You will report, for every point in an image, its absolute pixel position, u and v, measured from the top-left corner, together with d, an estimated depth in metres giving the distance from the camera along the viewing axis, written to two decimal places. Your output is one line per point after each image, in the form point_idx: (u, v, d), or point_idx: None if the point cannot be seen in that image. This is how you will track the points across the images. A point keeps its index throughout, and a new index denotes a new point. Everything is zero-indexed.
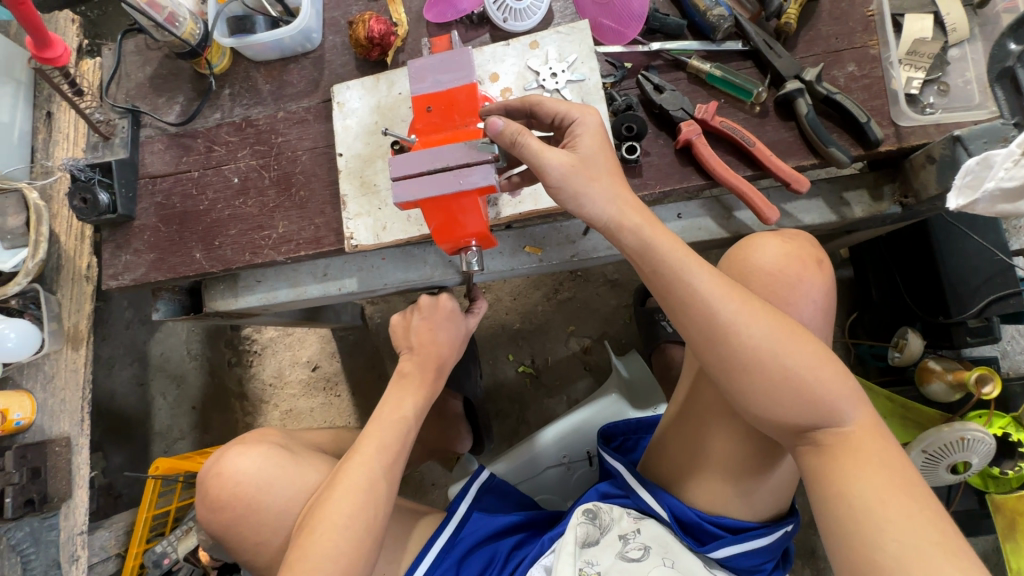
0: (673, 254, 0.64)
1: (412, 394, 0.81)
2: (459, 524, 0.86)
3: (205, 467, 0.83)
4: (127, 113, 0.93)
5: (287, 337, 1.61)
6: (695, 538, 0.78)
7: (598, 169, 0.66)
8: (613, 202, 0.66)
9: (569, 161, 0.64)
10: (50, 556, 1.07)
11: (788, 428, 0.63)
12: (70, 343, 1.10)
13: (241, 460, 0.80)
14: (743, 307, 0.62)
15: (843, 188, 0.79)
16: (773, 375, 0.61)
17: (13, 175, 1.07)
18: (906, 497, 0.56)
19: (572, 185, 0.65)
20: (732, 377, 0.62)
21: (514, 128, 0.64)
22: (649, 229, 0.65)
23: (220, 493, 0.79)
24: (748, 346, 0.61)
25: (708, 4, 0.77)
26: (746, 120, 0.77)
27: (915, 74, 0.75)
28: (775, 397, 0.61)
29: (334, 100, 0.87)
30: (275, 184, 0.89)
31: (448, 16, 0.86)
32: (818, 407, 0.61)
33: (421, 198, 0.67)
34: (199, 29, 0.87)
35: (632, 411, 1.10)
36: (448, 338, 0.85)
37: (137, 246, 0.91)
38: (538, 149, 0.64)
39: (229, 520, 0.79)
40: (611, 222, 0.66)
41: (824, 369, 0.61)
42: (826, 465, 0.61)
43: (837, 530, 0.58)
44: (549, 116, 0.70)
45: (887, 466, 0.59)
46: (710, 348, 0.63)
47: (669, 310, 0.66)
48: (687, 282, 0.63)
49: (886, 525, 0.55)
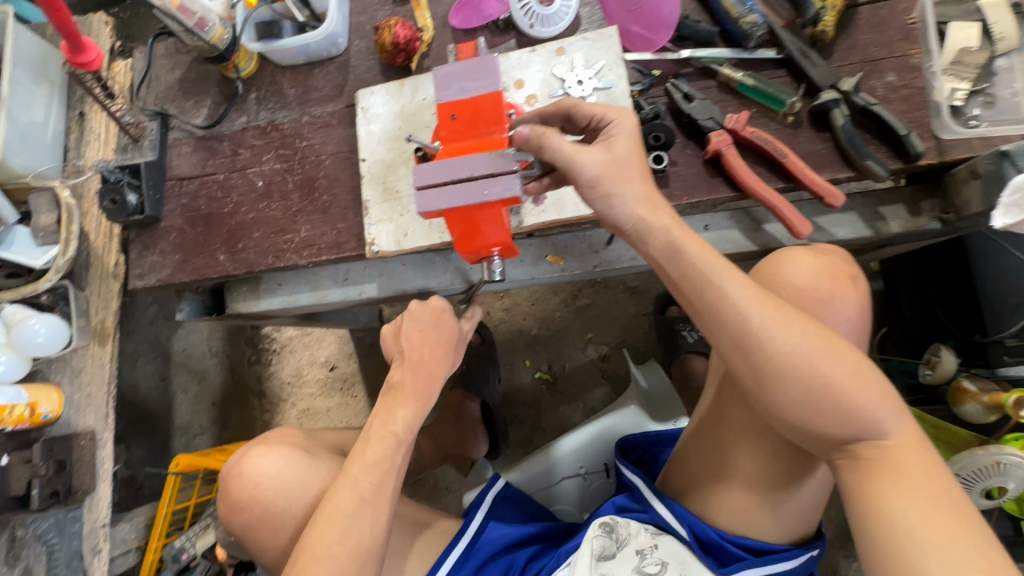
0: (704, 261, 0.62)
1: (401, 408, 0.74)
2: (476, 535, 0.85)
3: (228, 465, 0.84)
4: (157, 116, 0.95)
5: (306, 337, 1.63)
6: (716, 559, 0.75)
7: (630, 170, 0.64)
8: (645, 203, 0.64)
9: (603, 161, 0.64)
10: (73, 548, 1.09)
11: (823, 440, 0.60)
12: (97, 339, 1.13)
13: (262, 461, 0.80)
14: (777, 314, 0.60)
15: (879, 202, 0.76)
16: (809, 385, 0.59)
17: (46, 174, 1.10)
18: (948, 518, 0.54)
19: (603, 188, 0.64)
20: (765, 386, 0.60)
21: (540, 132, 0.64)
22: (679, 231, 0.63)
23: (240, 493, 0.80)
24: (783, 354, 0.59)
25: (741, 11, 0.75)
26: (777, 130, 0.75)
27: (959, 84, 0.72)
28: (810, 406, 0.59)
29: (358, 105, 0.86)
30: (299, 188, 0.89)
31: (474, 21, 0.85)
32: (855, 420, 0.58)
33: (443, 208, 0.65)
34: (227, 34, 0.88)
35: (652, 424, 1.08)
36: (432, 349, 0.77)
37: (163, 247, 0.93)
38: (570, 151, 0.63)
39: (249, 521, 0.80)
40: (640, 224, 0.64)
41: (864, 379, 0.59)
42: (862, 481, 0.59)
43: (874, 551, 0.56)
44: (585, 119, 0.69)
45: (927, 485, 0.56)
46: (742, 355, 0.61)
47: (698, 316, 0.63)
48: (720, 288, 0.61)
49: (928, 547, 0.53)
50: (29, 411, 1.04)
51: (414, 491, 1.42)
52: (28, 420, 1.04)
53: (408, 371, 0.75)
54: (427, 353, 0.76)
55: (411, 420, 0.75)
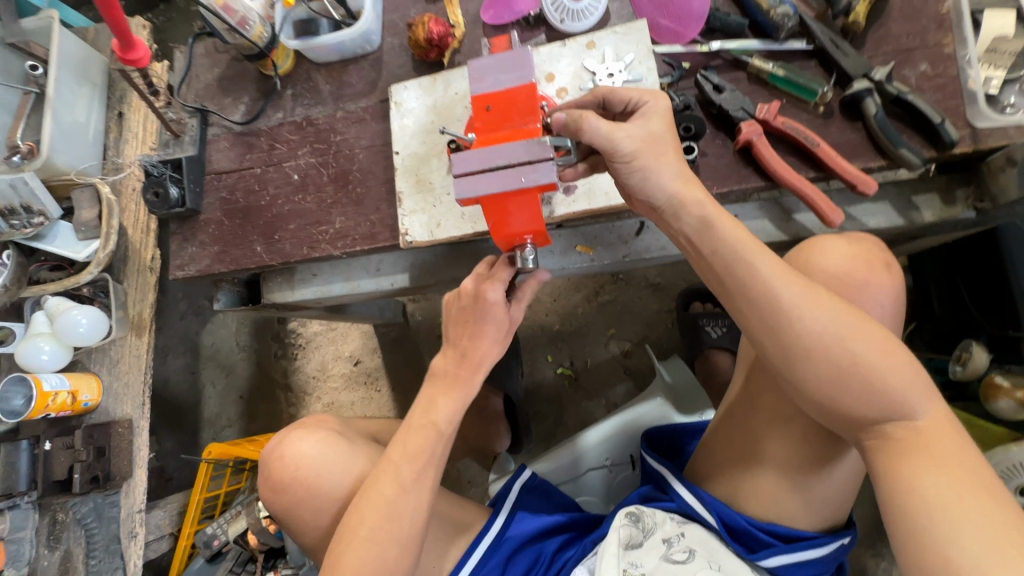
0: (735, 239, 0.63)
1: (443, 400, 0.74)
2: (505, 524, 0.86)
3: (268, 448, 0.86)
4: (197, 112, 0.98)
5: (331, 332, 1.65)
6: (744, 545, 0.76)
7: (665, 145, 0.66)
8: (679, 177, 0.65)
9: (639, 136, 0.65)
10: (111, 532, 1.13)
11: (852, 420, 0.61)
12: (134, 330, 1.16)
13: (303, 444, 0.83)
14: (807, 293, 0.61)
15: (913, 192, 0.76)
16: (839, 364, 0.59)
17: (88, 171, 1.14)
18: (977, 498, 0.54)
19: (642, 163, 0.65)
20: (794, 364, 0.61)
21: (576, 116, 0.66)
22: (712, 208, 0.64)
23: (281, 475, 0.82)
24: (812, 332, 0.59)
25: (771, 3, 0.76)
26: (809, 120, 0.76)
27: (994, 73, 0.72)
28: (840, 385, 0.59)
29: (391, 100, 0.89)
30: (334, 181, 0.92)
31: (505, 17, 0.87)
32: (887, 399, 0.59)
33: (481, 194, 0.67)
34: (267, 32, 0.91)
35: (678, 416, 1.08)
36: (479, 339, 0.74)
37: (202, 239, 0.96)
38: (608, 131, 0.64)
39: (290, 502, 0.82)
40: (674, 199, 0.65)
41: (894, 359, 0.59)
42: (891, 459, 0.59)
43: (901, 527, 0.57)
44: (620, 104, 0.71)
45: (958, 466, 0.56)
46: (772, 333, 0.61)
47: (727, 295, 0.64)
48: (751, 266, 0.62)
49: (954, 524, 0.53)
50: (72, 398, 1.08)
51: None
52: (69, 408, 1.08)
53: (453, 362, 0.75)
54: (475, 345, 0.74)
55: (455, 414, 0.74)
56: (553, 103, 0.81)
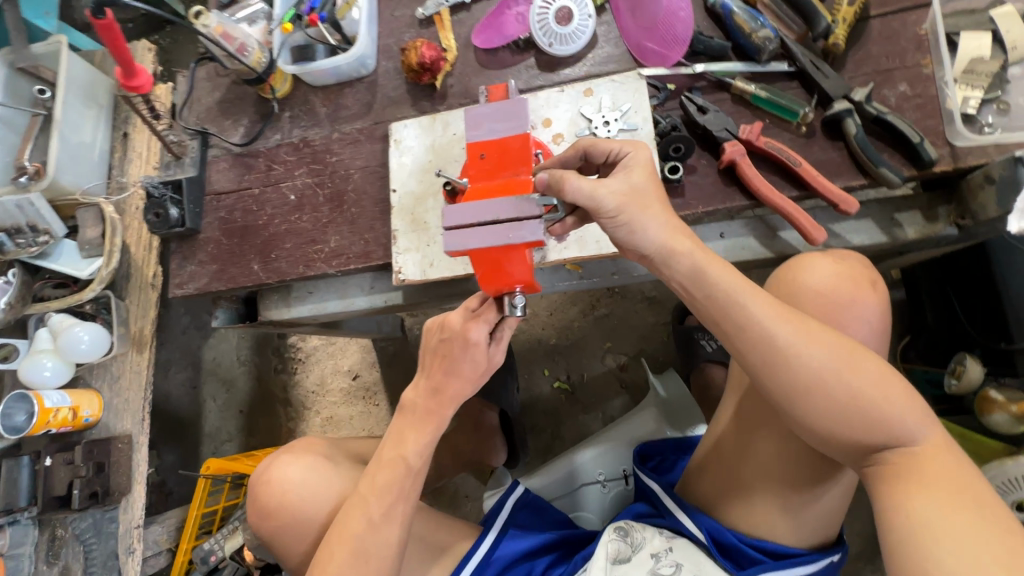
0: (727, 280, 0.64)
1: (413, 435, 0.74)
2: (492, 546, 0.86)
3: (256, 471, 0.87)
4: (198, 134, 1.01)
5: (330, 346, 1.67)
6: (733, 562, 0.76)
7: (649, 198, 0.66)
8: (665, 229, 0.66)
9: (621, 191, 0.65)
10: (109, 547, 1.13)
11: (852, 449, 0.62)
12: (135, 346, 1.18)
13: (288, 470, 0.84)
14: (801, 330, 0.62)
15: (895, 209, 0.77)
16: (834, 397, 0.60)
17: (92, 191, 1.16)
18: (972, 518, 0.54)
19: (625, 216, 0.65)
20: (793, 400, 0.62)
21: (558, 175, 0.65)
22: (703, 255, 0.65)
23: (267, 500, 0.83)
24: (808, 368, 0.61)
25: (753, 26, 0.78)
26: (792, 140, 0.77)
27: (972, 93, 0.74)
28: (839, 418, 0.61)
29: (391, 137, 0.91)
30: (329, 202, 0.94)
31: (496, 42, 0.90)
32: (884, 427, 0.60)
33: (470, 248, 0.68)
34: (265, 58, 0.94)
35: (670, 431, 1.09)
36: (448, 376, 0.74)
37: (201, 258, 0.98)
38: (591, 189, 0.64)
39: (275, 528, 0.83)
40: (663, 249, 0.66)
41: (889, 388, 0.60)
42: (887, 484, 0.60)
43: (899, 550, 0.57)
44: (602, 155, 0.72)
45: (951, 487, 0.57)
46: (770, 371, 0.62)
47: (722, 334, 0.65)
48: (742, 305, 0.63)
49: (950, 544, 0.54)
50: (72, 414, 1.09)
51: (434, 499, 1.44)
52: (70, 424, 1.09)
53: (424, 396, 0.76)
54: (448, 381, 0.74)
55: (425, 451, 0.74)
56: (549, 149, 0.83)
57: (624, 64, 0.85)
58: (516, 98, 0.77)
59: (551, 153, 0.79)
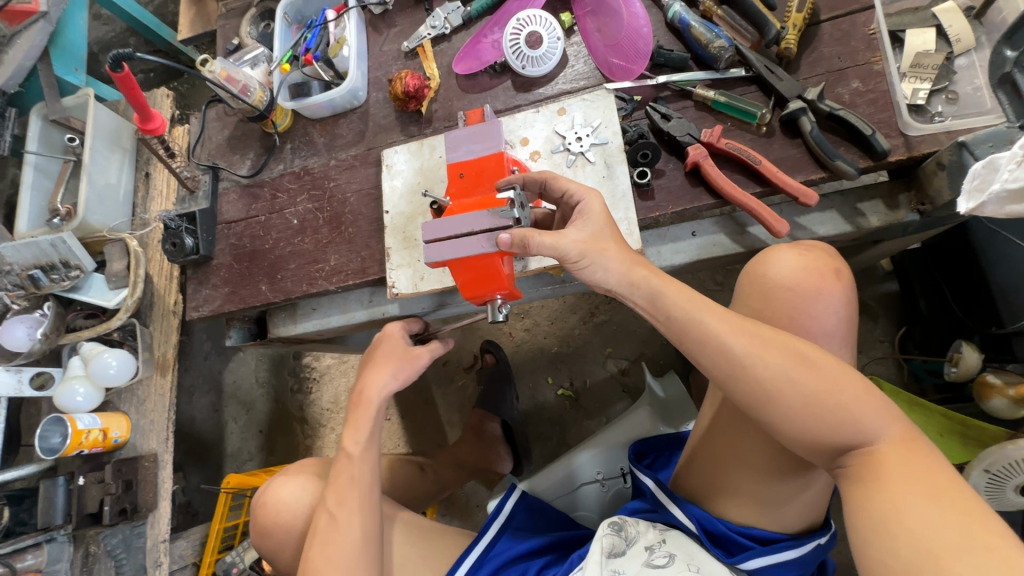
0: (685, 300, 0.67)
1: (351, 429, 0.80)
2: (491, 543, 0.89)
3: (257, 496, 0.93)
4: (209, 169, 1.10)
5: (342, 364, 1.74)
6: (725, 549, 0.77)
7: (607, 240, 0.71)
8: (623, 265, 0.70)
9: (582, 239, 0.69)
10: (138, 561, 1.19)
11: (819, 450, 0.62)
12: (159, 369, 1.26)
13: (281, 490, 0.90)
14: (756, 342, 0.63)
15: (858, 200, 0.81)
16: (794, 404, 0.61)
17: (118, 228, 1.26)
18: (931, 500, 0.54)
19: (589, 260, 0.69)
20: (757, 411, 0.63)
21: (521, 235, 0.69)
22: (658, 280, 0.69)
23: (265, 521, 0.89)
24: (766, 378, 0.62)
25: (708, 37, 0.83)
26: (752, 140, 0.82)
27: (921, 84, 0.77)
28: (800, 423, 0.61)
29: (384, 163, 0.98)
30: (328, 224, 1.01)
31: (475, 67, 0.97)
32: (844, 427, 0.60)
33: (448, 259, 0.75)
34: (266, 96, 1.03)
35: (665, 427, 1.12)
36: (365, 373, 0.82)
37: (214, 281, 1.06)
38: (552, 241, 0.69)
39: (277, 545, 0.89)
40: (622, 281, 0.70)
41: (847, 389, 0.61)
42: (850, 483, 0.60)
43: (865, 545, 0.57)
44: (560, 191, 0.77)
45: (912, 477, 0.57)
46: (731, 383, 0.64)
47: (686, 352, 0.68)
48: (701, 324, 0.66)
49: (910, 532, 0.54)
50: (103, 435, 1.16)
51: (446, 508, 1.47)
52: (101, 444, 1.16)
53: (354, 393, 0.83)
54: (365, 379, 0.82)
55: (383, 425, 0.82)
56: (526, 166, 0.88)
57: (593, 80, 0.91)
58: (491, 121, 0.84)
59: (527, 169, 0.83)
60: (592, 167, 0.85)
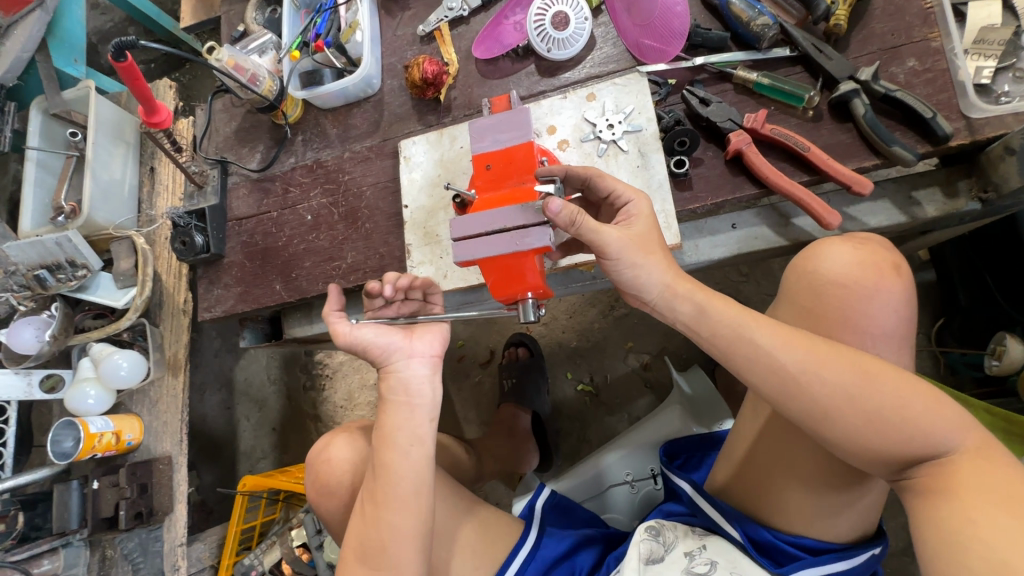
0: (730, 316, 0.63)
1: (397, 427, 0.71)
2: (533, 548, 0.83)
3: (314, 449, 0.90)
4: (217, 164, 1.05)
5: (354, 362, 1.72)
6: (772, 559, 0.73)
7: (653, 244, 0.66)
8: (668, 272, 0.65)
9: (627, 235, 0.65)
10: (155, 565, 1.16)
11: (885, 465, 0.57)
12: (171, 370, 1.22)
13: (344, 451, 0.85)
14: (812, 355, 0.59)
15: (912, 187, 0.76)
16: (857, 421, 0.57)
17: (124, 225, 1.21)
18: (1011, 515, 0.51)
19: (626, 261, 0.64)
20: (814, 428, 0.59)
21: (572, 210, 0.63)
22: (703, 295, 0.64)
23: (325, 477, 0.85)
24: (824, 394, 0.57)
25: (750, 14, 0.77)
26: (798, 125, 0.76)
27: (985, 63, 0.72)
28: (864, 438, 0.57)
29: (401, 155, 0.93)
30: (344, 219, 0.97)
31: (495, 51, 0.92)
32: (913, 440, 0.56)
33: (479, 257, 0.70)
34: (276, 86, 0.98)
35: (697, 428, 1.07)
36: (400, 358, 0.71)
37: (227, 281, 1.02)
38: (596, 226, 0.64)
39: (341, 506, 0.85)
40: (665, 290, 0.65)
41: (915, 400, 0.56)
42: (920, 501, 0.56)
43: (932, 557, 0.54)
44: (605, 192, 0.72)
45: (986, 488, 0.53)
46: (786, 402, 0.59)
47: (733, 370, 0.63)
48: (750, 341, 0.61)
49: (984, 545, 0.50)
50: (116, 438, 1.13)
51: None
52: (114, 447, 1.13)
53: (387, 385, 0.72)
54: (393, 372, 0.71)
55: (427, 376, 0.72)
56: (555, 156, 0.83)
57: (623, 63, 0.85)
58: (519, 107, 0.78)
59: (557, 159, 0.77)
60: (625, 157, 0.80)
